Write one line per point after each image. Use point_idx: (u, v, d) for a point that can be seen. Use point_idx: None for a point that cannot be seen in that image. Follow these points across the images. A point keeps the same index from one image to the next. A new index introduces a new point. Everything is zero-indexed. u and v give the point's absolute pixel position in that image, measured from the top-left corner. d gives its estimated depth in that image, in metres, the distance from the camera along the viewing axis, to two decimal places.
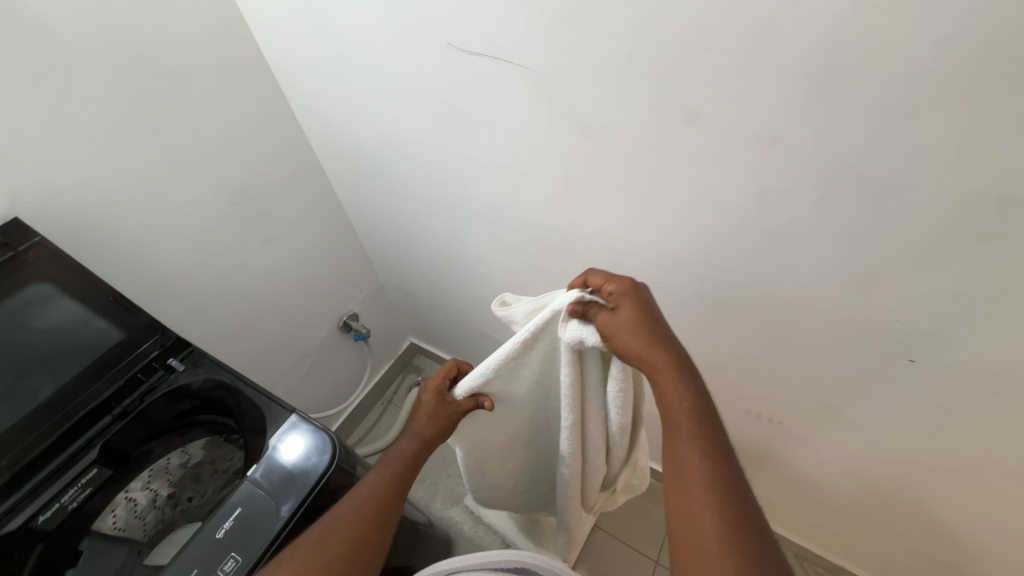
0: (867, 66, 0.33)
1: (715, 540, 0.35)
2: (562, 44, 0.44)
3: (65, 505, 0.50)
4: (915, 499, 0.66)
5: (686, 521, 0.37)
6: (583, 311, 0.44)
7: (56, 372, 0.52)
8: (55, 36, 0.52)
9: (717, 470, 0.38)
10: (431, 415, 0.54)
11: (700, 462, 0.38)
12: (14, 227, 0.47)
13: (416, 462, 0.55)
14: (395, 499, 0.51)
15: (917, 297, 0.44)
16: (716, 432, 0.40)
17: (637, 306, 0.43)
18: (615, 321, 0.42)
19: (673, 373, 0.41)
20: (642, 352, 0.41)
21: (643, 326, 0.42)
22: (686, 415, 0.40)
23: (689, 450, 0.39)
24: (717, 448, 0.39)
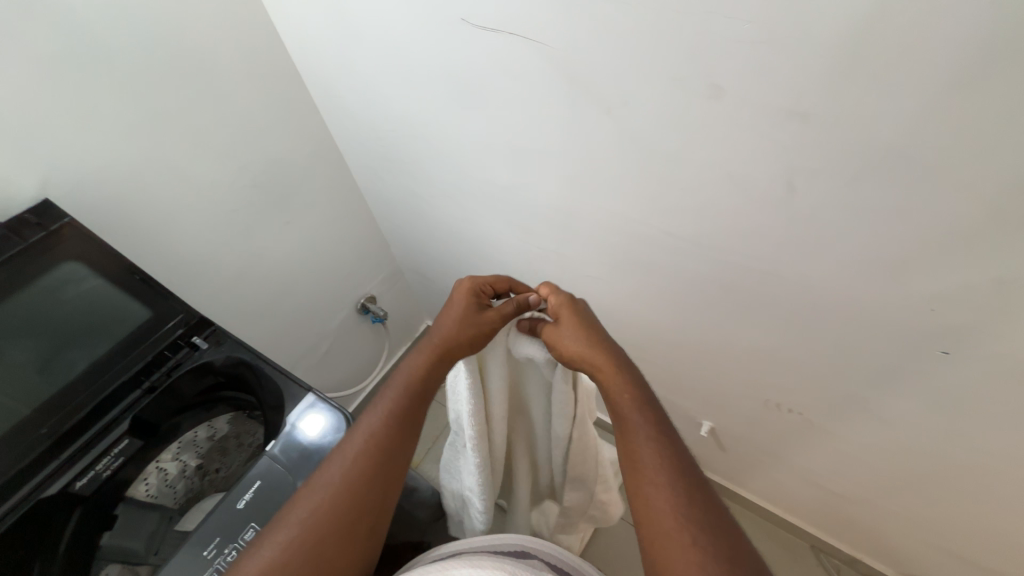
0: (913, 35, 0.31)
1: (668, 518, 0.36)
2: (581, 15, 0.42)
3: (100, 473, 0.52)
4: (942, 494, 0.64)
5: (644, 507, 0.38)
6: (529, 327, 0.50)
7: (90, 346, 0.54)
8: (78, 19, 0.52)
9: (665, 454, 0.39)
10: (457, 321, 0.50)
11: (649, 447, 0.40)
12: (44, 208, 0.50)
13: (427, 388, 0.50)
14: (400, 440, 0.47)
15: (956, 286, 0.41)
16: (659, 419, 0.42)
17: (573, 316, 0.47)
18: (558, 329, 0.47)
19: (613, 368, 0.44)
20: (586, 355, 0.44)
21: (583, 332, 0.46)
22: (632, 408, 0.42)
23: (641, 437, 0.40)
24: (662, 433, 0.41)
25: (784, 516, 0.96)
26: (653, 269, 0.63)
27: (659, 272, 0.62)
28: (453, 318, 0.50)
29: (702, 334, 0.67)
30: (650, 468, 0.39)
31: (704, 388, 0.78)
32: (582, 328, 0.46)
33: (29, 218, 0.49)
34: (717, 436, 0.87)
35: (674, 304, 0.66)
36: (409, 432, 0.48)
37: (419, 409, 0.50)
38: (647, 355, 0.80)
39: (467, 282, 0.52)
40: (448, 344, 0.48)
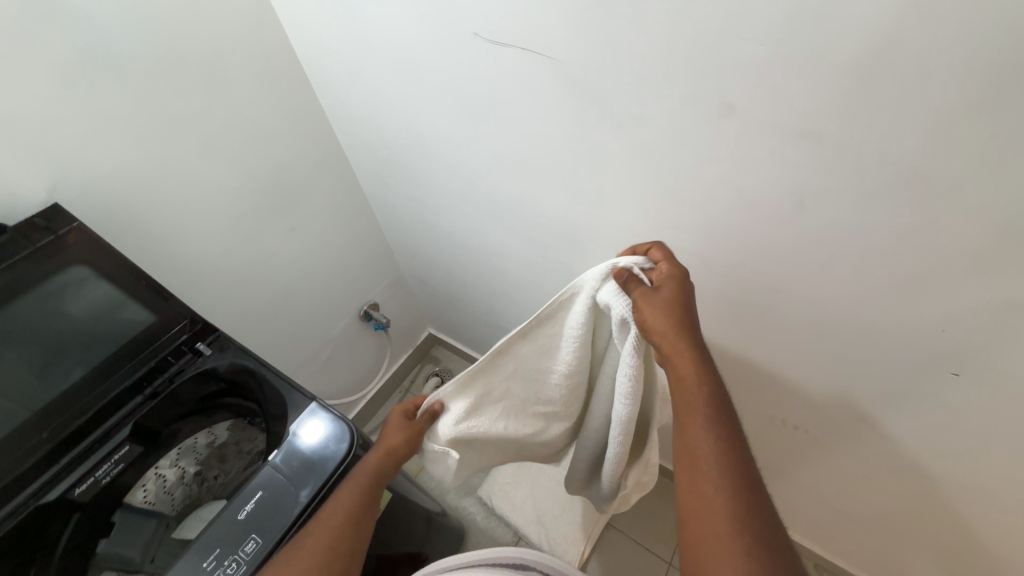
0: (926, 59, 0.31)
1: (722, 516, 0.36)
2: (592, 33, 0.42)
3: (99, 479, 0.52)
4: (951, 515, 0.63)
5: (696, 501, 0.38)
6: (625, 278, 0.47)
7: (89, 353, 0.54)
8: (96, 26, 0.53)
9: (726, 450, 0.39)
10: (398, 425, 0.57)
11: (711, 440, 0.39)
12: (53, 213, 0.49)
13: (384, 471, 0.54)
14: (365, 514, 0.50)
15: (968, 305, 0.41)
16: (726, 413, 0.41)
17: (673, 289, 0.44)
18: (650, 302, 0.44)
19: (689, 358, 0.42)
20: (667, 341, 0.42)
21: (675, 317, 0.43)
22: (698, 402, 0.41)
23: (703, 435, 0.40)
24: (726, 429, 0.40)
25: (788, 534, 0.95)
26: None
27: None
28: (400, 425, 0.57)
29: (707, 348, 0.67)
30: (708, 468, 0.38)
31: None
32: (676, 312, 0.43)
33: (38, 222, 0.48)
34: None
35: None
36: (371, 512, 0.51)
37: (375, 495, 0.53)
38: None
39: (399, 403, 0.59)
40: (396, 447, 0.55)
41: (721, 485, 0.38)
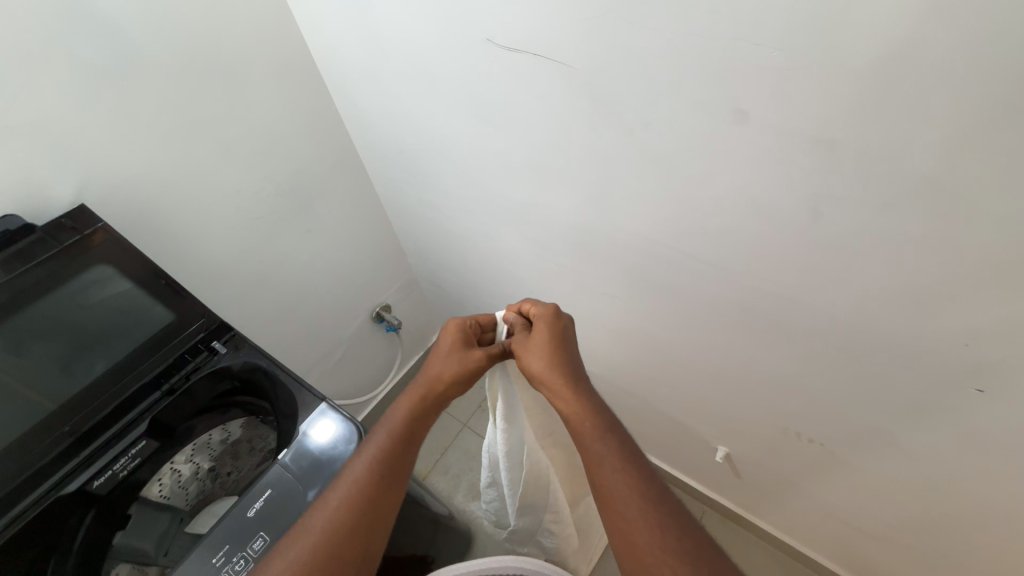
0: (951, 64, 0.30)
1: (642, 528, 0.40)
2: (603, 38, 0.42)
3: (116, 473, 0.53)
4: (971, 535, 0.61)
5: (615, 521, 0.42)
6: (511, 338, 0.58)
7: (110, 350, 0.56)
8: (123, 35, 0.55)
9: (625, 467, 0.44)
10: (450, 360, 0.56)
11: (610, 459, 0.45)
12: (79, 214, 0.52)
13: (420, 419, 0.54)
14: (397, 471, 0.50)
15: (991, 321, 0.40)
16: (614, 431, 0.47)
17: (541, 335, 0.54)
18: (528, 345, 0.54)
19: (567, 391, 0.50)
20: (545, 374, 0.52)
21: (546, 355, 0.53)
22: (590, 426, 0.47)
23: (602, 460, 0.45)
24: (621, 447, 0.45)
25: (801, 550, 0.92)
26: (672, 290, 0.62)
27: (677, 293, 0.62)
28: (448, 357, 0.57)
29: (719, 356, 0.66)
30: (610, 476, 0.44)
31: (720, 411, 0.76)
32: (552, 351, 0.53)
33: (64, 223, 0.51)
34: (732, 460, 0.85)
35: (692, 326, 0.65)
36: (402, 468, 0.50)
37: (410, 454, 0.52)
38: (661, 373, 0.79)
39: (458, 321, 0.58)
40: (441, 388, 0.55)
41: (632, 496, 0.42)
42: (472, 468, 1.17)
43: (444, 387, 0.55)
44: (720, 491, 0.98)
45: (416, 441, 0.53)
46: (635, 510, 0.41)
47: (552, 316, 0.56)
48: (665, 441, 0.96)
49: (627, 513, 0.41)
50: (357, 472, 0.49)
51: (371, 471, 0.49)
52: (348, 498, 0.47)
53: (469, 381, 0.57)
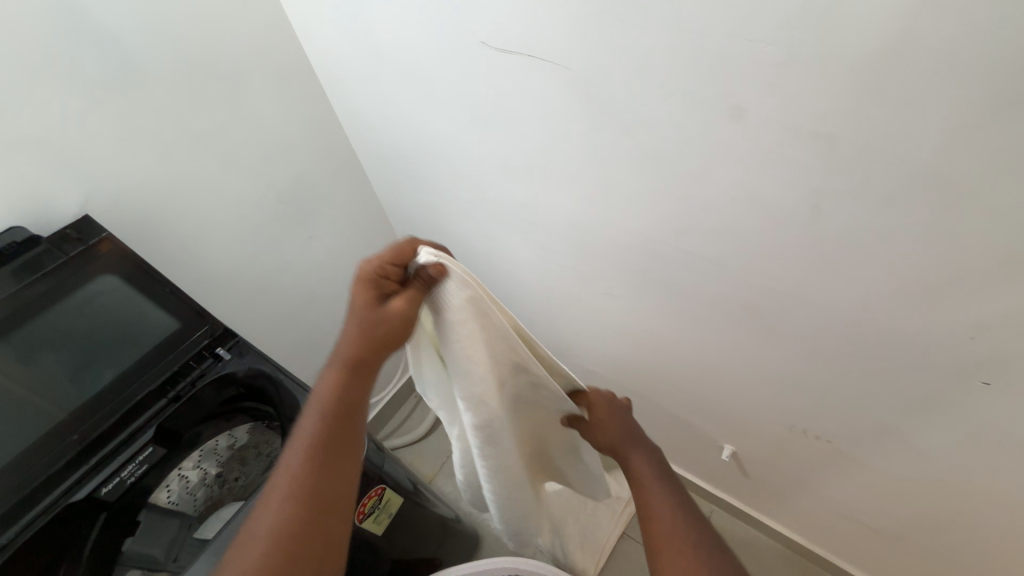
0: (948, 56, 0.30)
1: None
2: (597, 37, 0.42)
3: (124, 479, 0.53)
4: (984, 531, 0.59)
5: None
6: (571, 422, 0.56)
7: (118, 358, 0.56)
8: (124, 46, 0.56)
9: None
10: (360, 317, 0.43)
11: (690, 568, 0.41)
12: (84, 225, 0.54)
13: (345, 394, 0.44)
14: (332, 460, 0.43)
15: (998, 313, 0.39)
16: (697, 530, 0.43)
17: (609, 419, 0.53)
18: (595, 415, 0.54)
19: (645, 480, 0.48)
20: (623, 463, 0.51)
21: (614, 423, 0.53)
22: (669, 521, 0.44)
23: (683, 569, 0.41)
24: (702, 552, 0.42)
25: (812, 549, 0.91)
26: (674, 288, 0.62)
27: (679, 291, 0.61)
28: (358, 314, 0.44)
29: (723, 354, 0.66)
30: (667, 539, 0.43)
31: (726, 410, 0.75)
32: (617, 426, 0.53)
33: (70, 235, 0.52)
34: (739, 459, 0.84)
35: (696, 325, 0.65)
36: (340, 454, 0.43)
37: (347, 434, 0.44)
38: (666, 372, 0.79)
39: (364, 269, 0.43)
40: (359, 354, 0.44)
41: None
42: None
43: (363, 351, 0.44)
44: (728, 490, 0.97)
45: (354, 420, 0.45)
46: None
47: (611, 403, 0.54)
48: (672, 441, 0.95)
49: None
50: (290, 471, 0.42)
51: (304, 467, 0.42)
52: (283, 504, 0.40)
53: (393, 339, 0.44)
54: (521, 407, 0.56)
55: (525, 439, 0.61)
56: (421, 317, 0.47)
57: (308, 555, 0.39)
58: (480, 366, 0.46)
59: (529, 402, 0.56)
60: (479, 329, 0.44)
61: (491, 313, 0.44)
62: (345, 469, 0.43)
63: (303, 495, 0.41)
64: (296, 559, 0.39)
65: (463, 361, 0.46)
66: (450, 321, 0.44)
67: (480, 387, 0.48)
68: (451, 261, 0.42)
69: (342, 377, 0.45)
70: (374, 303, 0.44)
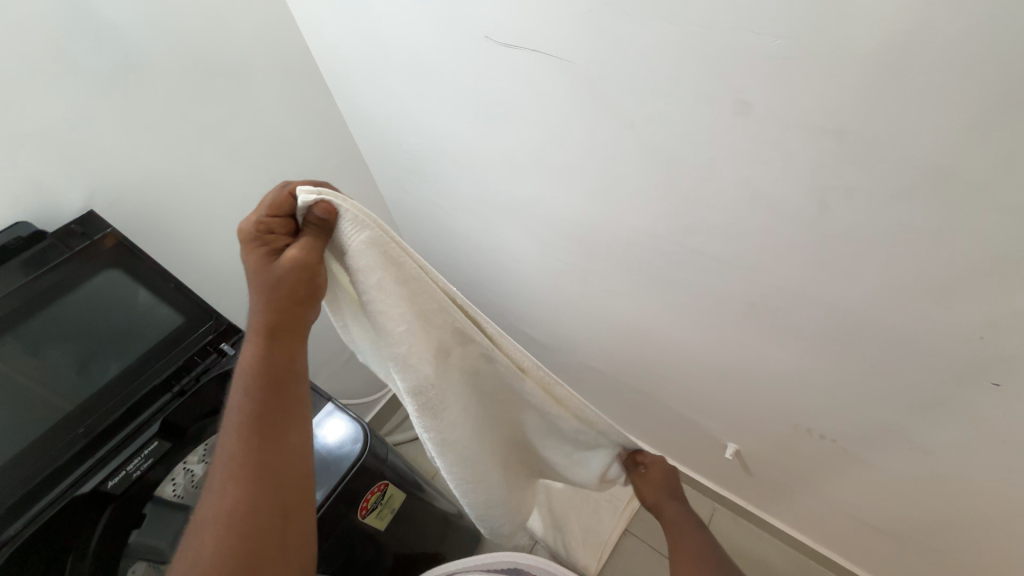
0: (962, 50, 0.29)
1: None
2: (602, 31, 0.42)
3: (130, 473, 0.53)
4: (990, 532, 0.59)
5: None
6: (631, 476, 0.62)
7: (123, 353, 0.57)
8: (127, 41, 0.56)
9: None
10: (263, 277, 0.42)
11: None
12: (89, 220, 0.53)
13: (269, 359, 0.44)
14: (273, 425, 0.43)
15: (1009, 314, 0.38)
16: None
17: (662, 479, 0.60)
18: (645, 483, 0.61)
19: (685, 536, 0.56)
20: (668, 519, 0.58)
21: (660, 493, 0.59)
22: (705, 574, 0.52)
23: None
24: None
25: (814, 547, 0.91)
26: (678, 285, 0.61)
27: (683, 288, 0.61)
28: (260, 275, 0.43)
29: (727, 352, 0.65)
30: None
31: (728, 408, 0.75)
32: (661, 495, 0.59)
33: (75, 229, 0.52)
34: (741, 456, 0.84)
35: (699, 322, 0.64)
36: (280, 418, 0.44)
37: (284, 397, 0.44)
38: (669, 370, 0.78)
39: (246, 226, 0.42)
40: (275, 318, 0.43)
41: None
42: None
43: (278, 313, 0.43)
44: (730, 488, 0.97)
45: (289, 383, 0.45)
46: None
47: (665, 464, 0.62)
48: (675, 438, 0.95)
49: None
50: (230, 446, 0.43)
51: (243, 436, 0.43)
52: (232, 476, 0.41)
53: (305, 292, 0.44)
54: (462, 375, 0.54)
55: (474, 415, 0.59)
56: (332, 267, 0.47)
57: (263, 516, 0.41)
58: (396, 314, 0.46)
59: (471, 370, 0.55)
60: (390, 275, 0.45)
61: (402, 259, 0.44)
62: (290, 431, 0.44)
63: (251, 463, 0.42)
64: (253, 523, 0.40)
65: (380, 308, 0.46)
66: (355, 267, 0.44)
67: (401, 339, 0.48)
68: (342, 200, 0.42)
69: (261, 342, 0.44)
70: (272, 259, 0.42)
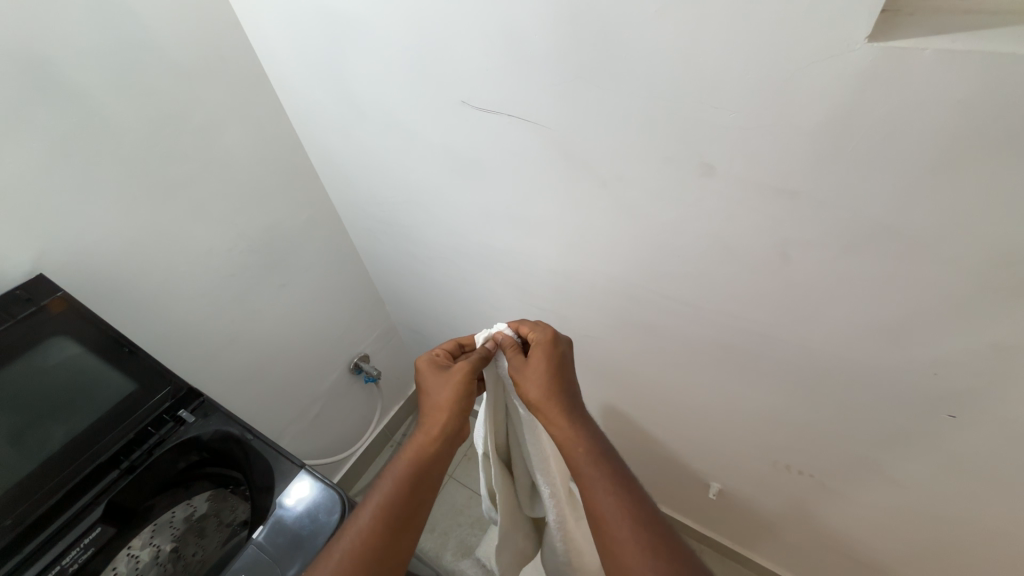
0: (892, 127, 0.33)
1: (628, 556, 0.39)
2: (574, 100, 0.45)
3: (66, 567, 0.48)
4: (963, 558, 0.61)
5: (612, 558, 0.40)
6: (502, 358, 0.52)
7: (69, 419, 0.51)
8: (91, 100, 0.54)
9: (618, 497, 0.42)
10: (432, 386, 0.52)
11: (604, 492, 0.42)
12: (36, 284, 0.48)
13: (422, 454, 0.48)
14: (403, 513, 0.45)
15: (955, 350, 0.42)
16: (611, 463, 0.44)
17: (542, 360, 0.50)
18: (523, 371, 0.50)
19: (562, 422, 0.46)
20: (541, 404, 0.48)
21: (546, 378, 0.49)
22: (584, 457, 0.44)
23: (601, 493, 0.42)
24: (616, 478, 0.43)
25: None
26: (653, 330, 0.63)
27: (659, 333, 0.63)
28: (433, 386, 0.52)
29: (705, 393, 0.67)
30: (603, 501, 0.42)
31: (710, 446, 0.76)
32: (549, 374, 0.49)
33: (19, 295, 0.47)
34: (723, 495, 0.84)
35: (675, 365, 0.66)
36: (409, 510, 0.46)
37: (420, 490, 0.47)
38: (650, 410, 0.79)
39: (423, 357, 0.54)
40: (438, 417, 0.50)
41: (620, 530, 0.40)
42: (459, 524, 1.12)
43: (437, 412, 0.50)
44: (714, 529, 0.97)
45: (431, 479, 0.48)
46: (607, 514, 0.41)
47: (549, 343, 0.51)
48: (657, 480, 0.95)
49: (622, 548, 0.39)
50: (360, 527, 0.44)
51: (373, 522, 0.44)
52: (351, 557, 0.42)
53: (464, 402, 0.51)
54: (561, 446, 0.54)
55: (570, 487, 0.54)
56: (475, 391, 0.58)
57: None
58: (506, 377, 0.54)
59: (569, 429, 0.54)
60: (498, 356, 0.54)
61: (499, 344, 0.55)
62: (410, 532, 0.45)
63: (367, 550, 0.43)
64: None
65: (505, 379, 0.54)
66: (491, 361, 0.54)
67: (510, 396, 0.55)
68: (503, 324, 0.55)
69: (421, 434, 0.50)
70: (439, 374, 0.52)
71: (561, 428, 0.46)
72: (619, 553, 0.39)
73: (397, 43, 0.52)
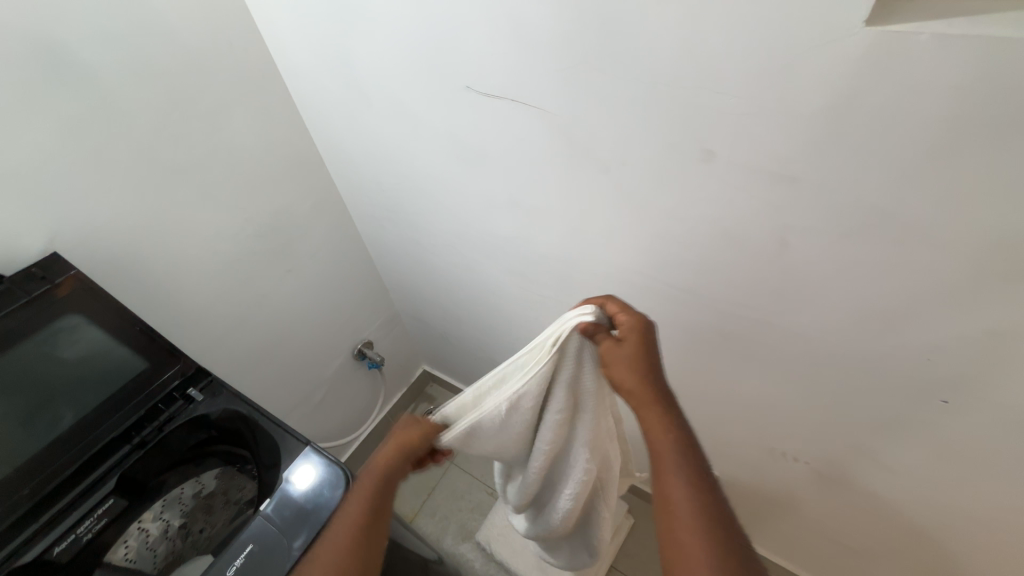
0: (890, 112, 0.33)
1: (701, 558, 0.36)
2: (578, 85, 0.45)
3: (81, 536, 0.50)
4: (952, 543, 0.63)
5: (680, 557, 0.38)
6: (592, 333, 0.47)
7: (81, 396, 0.53)
8: (102, 83, 0.55)
9: (699, 497, 0.39)
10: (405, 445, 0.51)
11: (684, 488, 0.40)
12: (51, 262, 0.49)
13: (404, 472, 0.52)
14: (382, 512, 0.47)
15: (947, 336, 0.43)
16: (696, 459, 0.42)
17: (638, 343, 0.45)
18: (613, 353, 0.45)
19: (653, 408, 0.44)
20: (636, 389, 0.44)
21: (635, 361, 0.45)
22: (669, 449, 0.42)
23: (680, 489, 0.40)
24: (699, 474, 0.41)
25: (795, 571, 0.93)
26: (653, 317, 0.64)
27: (658, 320, 0.64)
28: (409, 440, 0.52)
29: (703, 380, 0.68)
30: (680, 496, 0.40)
31: (708, 434, 0.77)
32: (644, 359, 0.45)
33: (34, 272, 0.48)
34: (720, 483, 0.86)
35: (674, 352, 0.67)
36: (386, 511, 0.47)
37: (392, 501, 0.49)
38: None
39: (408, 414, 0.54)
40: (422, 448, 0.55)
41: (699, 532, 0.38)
42: (460, 509, 1.15)
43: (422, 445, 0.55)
44: None
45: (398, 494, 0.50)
46: (686, 512, 0.39)
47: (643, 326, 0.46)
48: None
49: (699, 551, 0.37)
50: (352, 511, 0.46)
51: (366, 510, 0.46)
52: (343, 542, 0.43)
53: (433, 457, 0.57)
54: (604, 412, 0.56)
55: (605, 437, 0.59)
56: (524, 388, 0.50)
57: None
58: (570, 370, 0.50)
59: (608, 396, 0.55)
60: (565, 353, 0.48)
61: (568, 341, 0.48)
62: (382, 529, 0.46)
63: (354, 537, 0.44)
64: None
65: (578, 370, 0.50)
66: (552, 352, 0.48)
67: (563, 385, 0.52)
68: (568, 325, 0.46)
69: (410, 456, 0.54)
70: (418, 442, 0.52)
71: (651, 415, 0.44)
72: (686, 549, 0.38)
73: (403, 29, 0.53)
